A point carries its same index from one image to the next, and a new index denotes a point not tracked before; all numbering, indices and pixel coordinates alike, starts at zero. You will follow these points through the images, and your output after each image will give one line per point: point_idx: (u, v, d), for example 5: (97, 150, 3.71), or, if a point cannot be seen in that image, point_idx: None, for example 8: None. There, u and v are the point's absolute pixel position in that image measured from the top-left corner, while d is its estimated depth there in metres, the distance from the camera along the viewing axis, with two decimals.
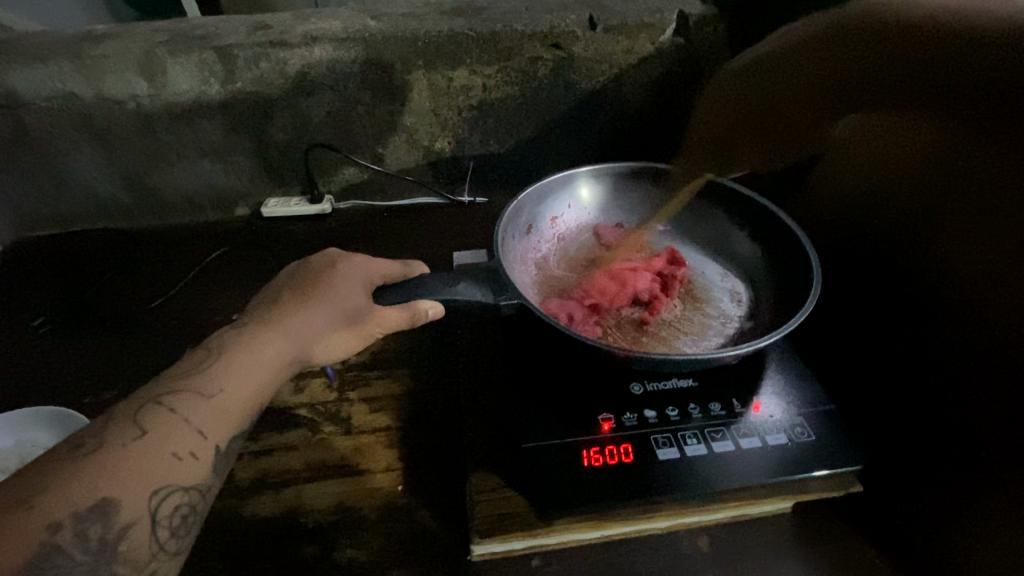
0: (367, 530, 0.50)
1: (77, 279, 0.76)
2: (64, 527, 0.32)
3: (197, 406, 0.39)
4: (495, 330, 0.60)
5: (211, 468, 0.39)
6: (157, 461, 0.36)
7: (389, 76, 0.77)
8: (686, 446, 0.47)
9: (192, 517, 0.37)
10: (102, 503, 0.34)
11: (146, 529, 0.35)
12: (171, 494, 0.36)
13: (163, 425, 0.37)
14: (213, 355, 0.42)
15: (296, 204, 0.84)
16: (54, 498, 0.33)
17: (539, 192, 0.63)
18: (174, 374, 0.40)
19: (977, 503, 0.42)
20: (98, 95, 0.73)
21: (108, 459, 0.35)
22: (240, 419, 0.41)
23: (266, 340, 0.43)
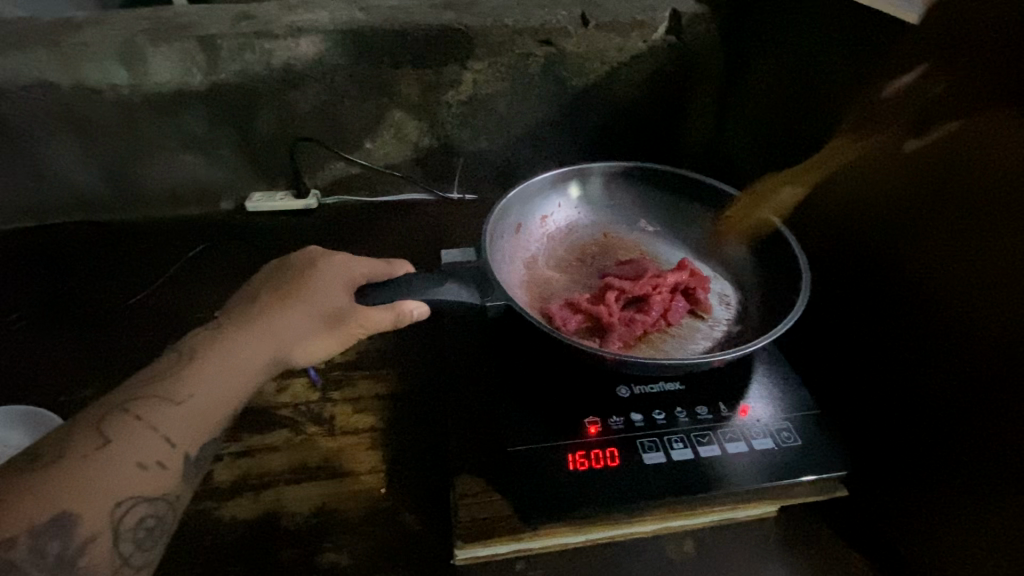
0: (349, 533, 0.49)
1: (54, 273, 0.74)
2: (18, 542, 0.32)
3: (165, 413, 0.38)
4: (482, 330, 0.60)
5: (180, 476, 0.38)
6: (120, 471, 0.35)
7: (378, 70, 0.75)
8: (672, 451, 0.46)
9: (158, 528, 0.36)
10: (60, 517, 0.33)
11: (107, 543, 0.34)
12: (135, 506, 0.35)
13: (128, 434, 0.36)
14: (185, 358, 0.40)
15: (280, 199, 0.83)
16: (11, 512, 0.32)
17: (528, 191, 0.62)
18: (143, 377, 0.39)
19: (961, 509, 0.43)
20: (76, 84, 0.70)
21: (68, 471, 0.34)
22: (212, 425, 0.39)
23: (242, 343, 0.42)
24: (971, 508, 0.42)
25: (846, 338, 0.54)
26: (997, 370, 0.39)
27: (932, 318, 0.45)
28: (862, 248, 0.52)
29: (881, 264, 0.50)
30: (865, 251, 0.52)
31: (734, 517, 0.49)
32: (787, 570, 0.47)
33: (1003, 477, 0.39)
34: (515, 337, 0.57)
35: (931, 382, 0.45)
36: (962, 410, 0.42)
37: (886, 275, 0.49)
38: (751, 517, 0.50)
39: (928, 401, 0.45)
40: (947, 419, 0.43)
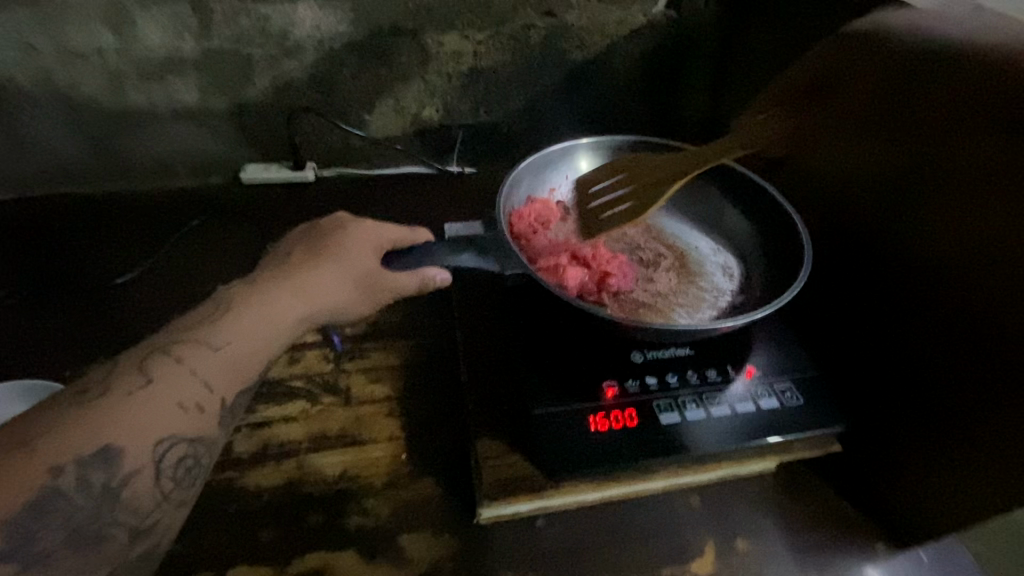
0: (375, 497, 0.50)
1: (42, 248, 0.71)
2: (66, 471, 0.32)
3: (204, 358, 0.37)
4: (496, 302, 0.61)
5: (217, 421, 0.38)
6: (161, 410, 0.35)
7: (377, 39, 0.74)
8: (687, 411, 0.49)
9: (196, 468, 0.37)
10: (106, 450, 0.33)
11: (148, 479, 0.35)
12: (175, 445, 0.36)
13: (169, 374, 0.36)
14: (223, 308, 0.40)
15: (276, 170, 0.81)
16: (57, 443, 0.32)
17: (538, 163, 0.63)
18: (183, 322, 0.39)
19: (946, 460, 0.46)
20: (60, 49, 0.67)
21: (113, 406, 0.34)
22: (247, 373, 0.39)
23: (276, 295, 0.42)
24: (955, 457, 0.46)
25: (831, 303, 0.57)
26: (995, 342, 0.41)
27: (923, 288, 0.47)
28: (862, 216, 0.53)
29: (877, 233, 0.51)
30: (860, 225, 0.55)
31: (736, 473, 0.53)
32: (784, 517, 0.51)
33: (988, 426, 0.43)
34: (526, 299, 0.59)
35: (919, 345, 0.48)
36: (947, 369, 0.46)
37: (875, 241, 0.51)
38: (752, 472, 0.54)
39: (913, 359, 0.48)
40: (928, 377, 0.47)
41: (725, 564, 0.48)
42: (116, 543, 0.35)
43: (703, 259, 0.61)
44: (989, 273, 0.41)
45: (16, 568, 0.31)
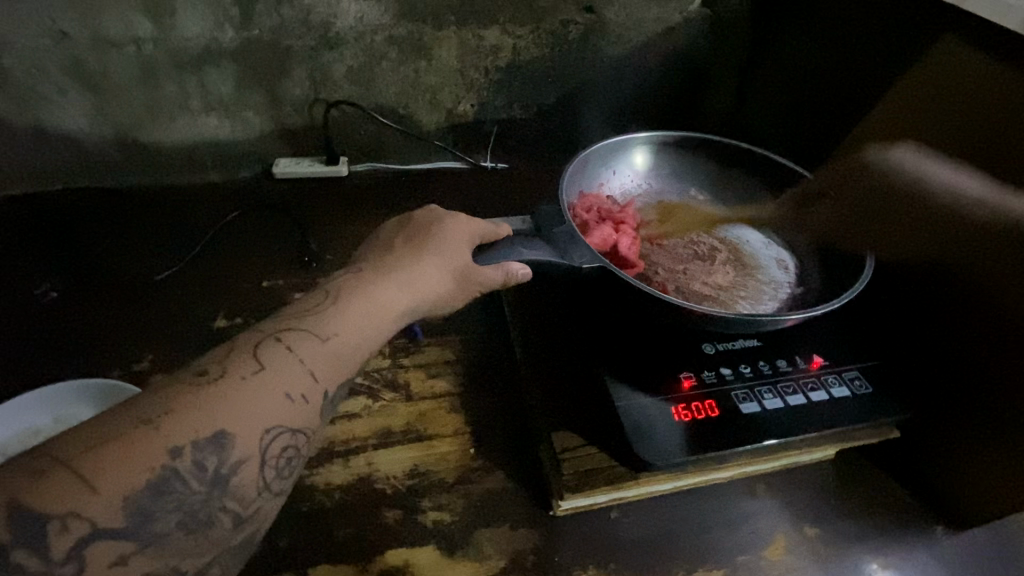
0: (448, 493, 0.50)
1: (70, 244, 0.69)
2: (184, 452, 0.31)
3: (312, 348, 0.37)
4: (556, 297, 0.62)
5: (319, 413, 0.37)
6: (270, 398, 0.34)
7: (419, 32, 0.73)
8: (765, 401, 0.50)
9: (296, 460, 0.36)
10: (219, 435, 0.32)
11: (254, 468, 0.34)
12: (280, 435, 0.35)
13: (281, 362, 0.35)
14: (331, 296, 0.40)
15: (309, 165, 0.79)
16: (177, 423, 0.32)
17: (591, 157, 0.64)
18: (294, 309, 0.39)
19: (984, 441, 0.49)
20: (95, 37, 0.65)
21: (230, 390, 0.33)
22: (350, 366, 0.38)
23: (380, 286, 0.42)
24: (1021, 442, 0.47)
25: (874, 296, 0.58)
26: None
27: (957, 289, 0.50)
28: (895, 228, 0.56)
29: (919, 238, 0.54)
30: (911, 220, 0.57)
31: (798, 461, 0.54)
32: (848, 505, 0.52)
33: None
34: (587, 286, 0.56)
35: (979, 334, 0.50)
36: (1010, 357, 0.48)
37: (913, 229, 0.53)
38: (813, 461, 0.55)
39: (953, 349, 0.50)
40: (965, 363, 0.49)
41: (795, 550, 0.49)
42: (222, 527, 0.33)
43: (757, 253, 0.63)
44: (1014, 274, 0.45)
45: (134, 546, 0.30)
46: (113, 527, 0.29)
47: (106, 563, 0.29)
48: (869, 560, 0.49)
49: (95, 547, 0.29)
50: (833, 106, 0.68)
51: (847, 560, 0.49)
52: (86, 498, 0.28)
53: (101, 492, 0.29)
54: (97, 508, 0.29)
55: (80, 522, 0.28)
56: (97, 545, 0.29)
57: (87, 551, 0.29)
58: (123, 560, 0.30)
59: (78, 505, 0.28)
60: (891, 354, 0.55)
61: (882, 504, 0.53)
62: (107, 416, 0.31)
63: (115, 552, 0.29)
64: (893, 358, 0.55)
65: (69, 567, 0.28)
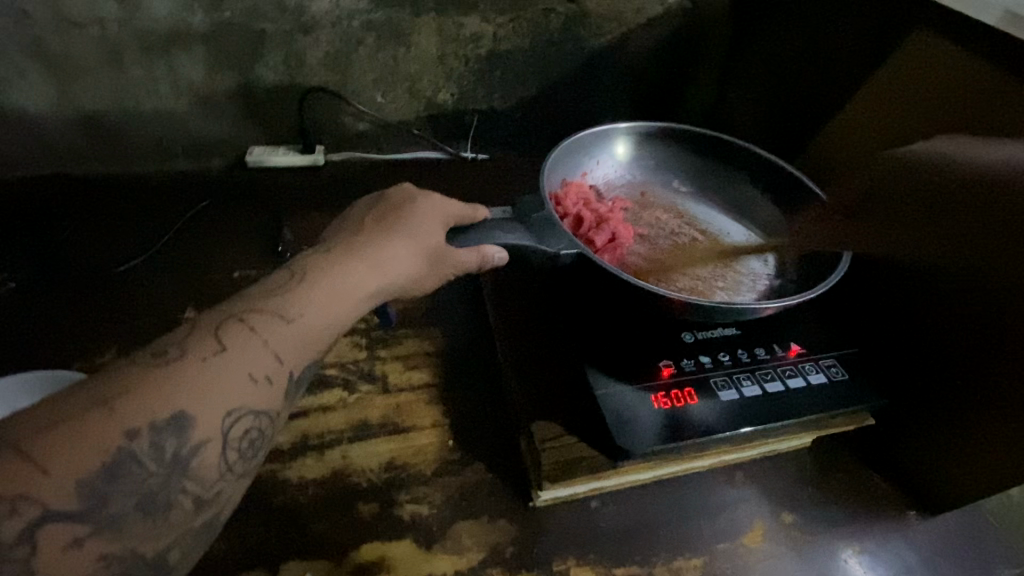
0: (426, 485, 0.49)
1: (30, 232, 0.66)
2: (140, 435, 0.30)
3: (276, 329, 0.36)
4: (535, 287, 0.61)
5: (284, 395, 0.36)
6: (231, 380, 0.33)
7: (397, 18, 0.72)
8: (744, 388, 0.50)
9: (260, 442, 0.34)
10: (178, 416, 0.31)
11: (216, 450, 0.32)
12: (243, 417, 0.33)
13: (243, 343, 0.34)
14: (298, 277, 0.39)
15: (285, 154, 0.77)
16: (133, 404, 0.30)
17: (573, 146, 0.64)
18: (258, 290, 0.37)
19: (960, 427, 0.49)
20: (55, 15, 0.62)
21: (188, 371, 0.32)
22: (316, 348, 0.37)
23: (350, 268, 0.40)
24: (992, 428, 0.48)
25: (850, 286, 0.58)
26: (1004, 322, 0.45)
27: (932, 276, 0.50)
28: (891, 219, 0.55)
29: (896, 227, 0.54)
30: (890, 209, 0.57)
31: (776, 449, 0.55)
32: (824, 491, 0.53)
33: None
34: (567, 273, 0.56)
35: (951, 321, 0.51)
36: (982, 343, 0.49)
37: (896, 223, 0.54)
38: (790, 449, 0.55)
39: (933, 338, 0.50)
40: (943, 350, 0.50)
41: (773, 537, 0.50)
42: (182, 510, 0.32)
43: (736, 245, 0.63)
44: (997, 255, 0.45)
45: (88, 528, 0.28)
46: (67, 510, 0.28)
47: (60, 547, 0.28)
48: (843, 546, 0.50)
49: (46, 531, 0.27)
50: (813, 99, 0.68)
51: (823, 545, 0.49)
52: (36, 479, 0.27)
53: (53, 474, 0.27)
54: (48, 491, 0.27)
55: (31, 505, 0.27)
56: (50, 528, 0.27)
57: (38, 536, 0.27)
58: (78, 543, 0.28)
59: (29, 487, 0.27)
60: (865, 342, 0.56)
61: (858, 490, 0.53)
62: (59, 395, 0.30)
63: (69, 535, 0.28)
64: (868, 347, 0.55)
65: (20, 550, 0.27)
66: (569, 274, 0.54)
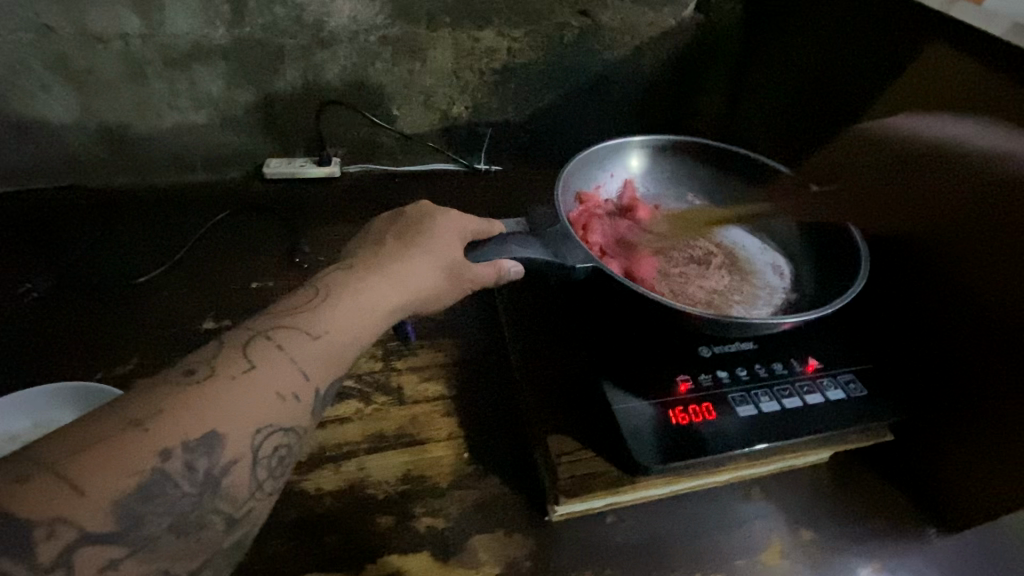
0: (443, 498, 0.49)
1: (53, 244, 0.67)
2: (173, 454, 0.30)
3: (303, 345, 0.36)
4: (550, 300, 0.61)
5: (311, 411, 0.36)
6: (260, 397, 0.33)
7: (413, 32, 0.73)
8: (762, 404, 0.50)
9: (289, 459, 0.34)
10: (209, 435, 0.31)
11: (246, 468, 0.33)
12: (272, 434, 0.33)
13: (270, 360, 0.34)
14: (321, 294, 0.39)
15: (301, 166, 0.77)
16: (166, 424, 0.30)
17: (588, 159, 0.64)
18: (283, 308, 0.38)
19: (983, 444, 0.48)
20: (81, 32, 0.64)
21: (218, 389, 0.32)
22: (341, 363, 0.38)
23: (372, 283, 0.41)
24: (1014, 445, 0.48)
25: (869, 299, 0.58)
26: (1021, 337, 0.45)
27: (950, 290, 0.50)
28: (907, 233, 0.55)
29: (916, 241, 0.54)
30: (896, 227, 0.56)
31: (795, 464, 0.54)
32: (844, 509, 0.52)
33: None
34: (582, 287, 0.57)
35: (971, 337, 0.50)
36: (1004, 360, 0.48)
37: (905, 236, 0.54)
38: (808, 464, 0.55)
39: (953, 353, 0.50)
40: (962, 365, 0.49)
41: (791, 554, 0.49)
42: (213, 530, 0.32)
43: (752, 258, 0.63)
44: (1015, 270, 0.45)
45: (123, 551, 0.29)
46: (103, 531, 0.28)
47: (95, 568, 0.28)
48: (863, 562, 0.49)
49: (83, 554, 0.27)
50: (826, 112, 0.68)
51: (845, 564, 0.49)
52: (73, 500, 0.27)
53: (89, 496, 0.28)
54: (85, 513, 0.27)
55: (67, 528, 0.27)
56: (86, 551, 0.28)
57: (73, 558, 0.27)
58: (113, 565, 0.28)
59: (65, 508, 0.27)
60: (886, 360, 0.55)
61: (878, 507, 0.53)
62: (95, 415, 0.30)
63: (102, 559, 0.28)
64: (887, 362, 0.55)
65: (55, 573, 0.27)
66: (586, 287, 0.54)
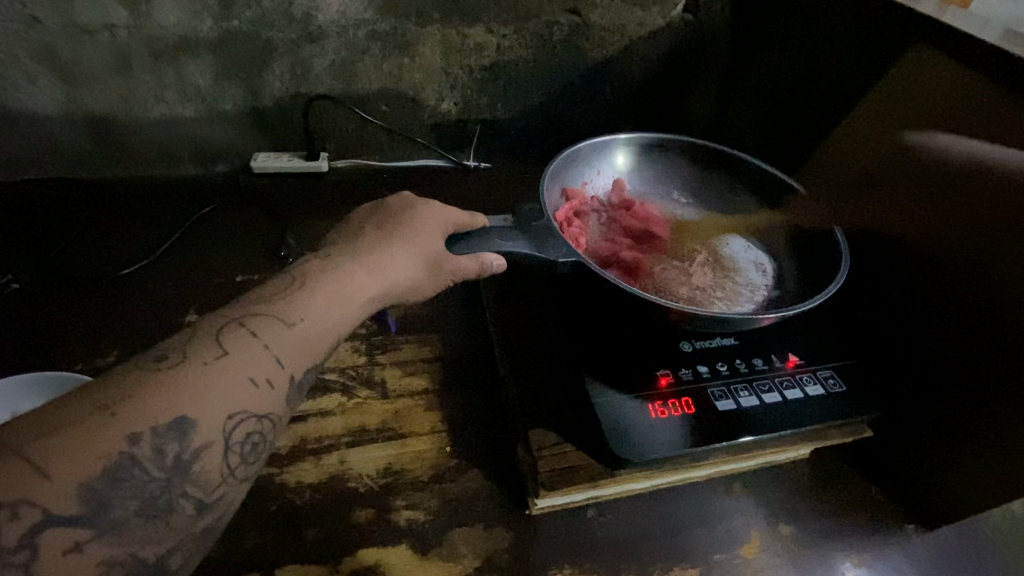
0: (422, 491, 0.49)
1: (35, 235, 0.67)
2: (142, 439, 0.30)
3: (278, 333, 0.36)
4: (534, 295, 0.61)
5: (285, 398, 0.36)
6: (233, 384, 0.33)
7: (402, 28, 0.73)
8: (741, 399, 0.50)
9: (262, 445, 0.35)
10: (180, 420, 0.31)
11: (218, 453, 0.33)
12: (245, 421, 0.34)
13: (244, 348, 0.34)
14: (298, 283, 0.39)
15: (289, 160, 0.77)
16: (135, 409, 0.30)
17: (575, 156, 0.64)
18: (258, 296, 0.38)
19: (961, 443, 0.49)
20: (67, 22, 0.63)
21: (190, 375, 0.32)
22: (318, 352, 0.38)
23: (350, 273, 0.41)
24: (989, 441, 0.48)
25: (849, 297, 0.59)
26: (995, 333, 0.45)
27: (931, 288, 0.51)
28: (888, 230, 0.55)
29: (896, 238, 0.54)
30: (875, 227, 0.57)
31: (775, 460, 0.54)
32: (822, 504, 0.53)
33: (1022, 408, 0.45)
34: (565, 282, 0.57)
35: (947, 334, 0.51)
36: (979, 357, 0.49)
37: (889, 237, 0.55)
38: (787, 459, 0.55)
39: (932, 350, 0.51)
40: (941, 362, 0.50)
41: (769, 548, 0.49)
42: (184, 514, 0.32)
43: (735, 255, 0.64)
44: (997, 268, 0.45)
45: (90, 533, 0.29)
46: (68, 515, 0.28)
47: (61, 551, 0.28)
48: (841, 558, 0.49)
49: (48, 535, 0.27)
50: (811, 112, 0.69)
51: (821, 558, 0.49)
52: (38, 484, 0.27)
53: (55, 478, 0.27)
54: (50, 496, 0.27)
55: (31, 509, 0.27)
56: (52, 532, 0.27)
57: (39, 540, 0.27)
58: (79, 548, 0.28)
59: (31, 491, 0.27)
60: (865, 356, 0.56)
61: (855, 503, 0.53)
62: (64, 399, 0.30)
63: (70, 540, 0.28)
64: (866, 359, 0.56)
65: (20, 556, 0.27)
66: (569, 281, 0.54)
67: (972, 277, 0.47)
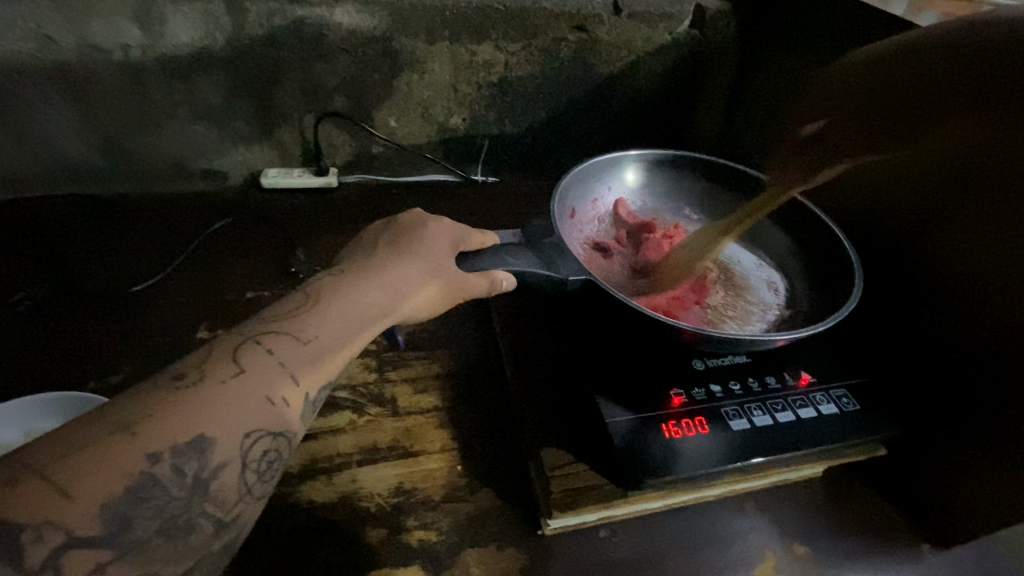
0: (435, 510, 0.49)
1: (49, 252, 0.67)
2: (162, 458, 0.30)
3: (293, 350, 0.36)
4: (545, 311, 0.61)
5: (301, 416, 0.36)
6: (249, 401, 0.33)
7: (411, 45, 0.74)
8: (754, 418, 0.50)
9: (277, 463, 0.34)
10: (198, 439, 0.31)
11: (235, 472, 0.32)
12: (261, 439, 0.33)
13: (259, 366, 0.34)
14: (313, 300, 0.39)
15: (300, 175, 0.78)
16: (155, 427, 0.30)
17: (585, 173, 0.65)
18: (273, 313, 0.38)
19: (978, 462, 0.48)
20: (82, 42, 0.64)
21: (207, 394, 0.32)
22: (332, 368, 0.38)
23: (363, 290, 0.41)
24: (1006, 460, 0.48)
25: (861, 313, 0.59)
26: (1007, 352, 0.45)
27: (948, 309, 0.50)
28: (903, 246, 0.55)
29: (910, 255, 0.54)
30: (888, 243, 0.57)
31: (788, 478, 0.54)
32: (836, 523, 0.52)
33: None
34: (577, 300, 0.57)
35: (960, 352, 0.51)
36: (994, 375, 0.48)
37: (904, 253, 0.55)
38: (802, 477, 0.55)
39: (947, 367, 0.50)
40: (955, 380, 0.49)
41: (785, 569, 0.49)
42: (202, 533, 0.32)
43: (747, 272, 0.64)
44: (1008, 285, 0.45)
45: (111, 554, 0.28)
46: (90, 536, 0.28)
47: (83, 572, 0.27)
48: None
49: (70, 556, 0.27)
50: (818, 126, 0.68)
51: None
52: (60, 507, 0.27)
53: (76, 500, 0.27)
54: (74, 516, 0.27)
55: (55, 531, 0.27)
56: (74, 554, 0.27)
57: (62, 560, 0.27)
58: (100, 569, 0.28)
59: (53, 512, 0.27)
60: (877, 372, 0.55)
61: (871, 521, 0.53)
62: (84, 418, 0.30)
63: (91, 561, 0.28)
64: (879, 376, 0.55)
65: None
66: (582, 299, 0.54)
67: (989, 291, 0.47)
